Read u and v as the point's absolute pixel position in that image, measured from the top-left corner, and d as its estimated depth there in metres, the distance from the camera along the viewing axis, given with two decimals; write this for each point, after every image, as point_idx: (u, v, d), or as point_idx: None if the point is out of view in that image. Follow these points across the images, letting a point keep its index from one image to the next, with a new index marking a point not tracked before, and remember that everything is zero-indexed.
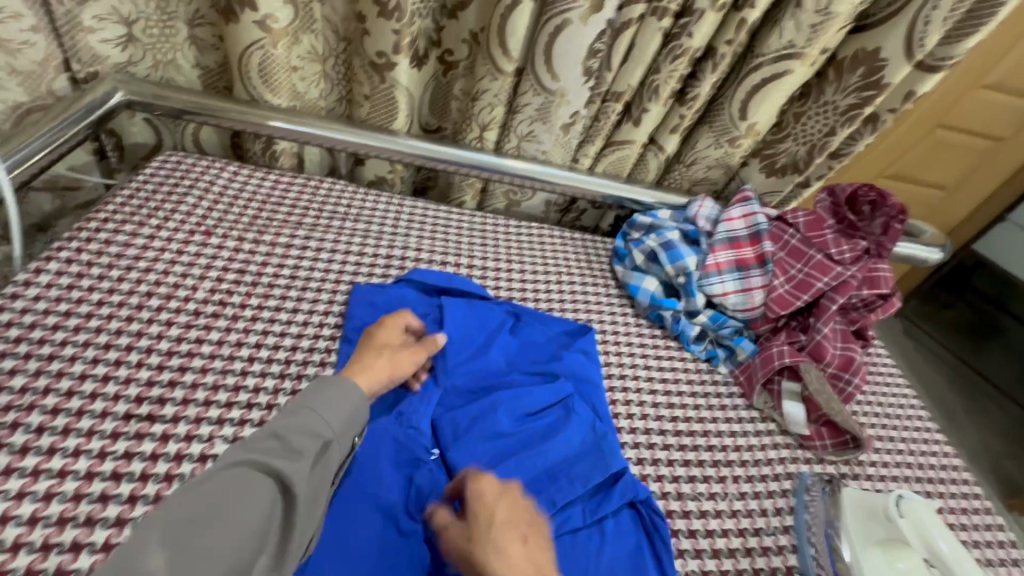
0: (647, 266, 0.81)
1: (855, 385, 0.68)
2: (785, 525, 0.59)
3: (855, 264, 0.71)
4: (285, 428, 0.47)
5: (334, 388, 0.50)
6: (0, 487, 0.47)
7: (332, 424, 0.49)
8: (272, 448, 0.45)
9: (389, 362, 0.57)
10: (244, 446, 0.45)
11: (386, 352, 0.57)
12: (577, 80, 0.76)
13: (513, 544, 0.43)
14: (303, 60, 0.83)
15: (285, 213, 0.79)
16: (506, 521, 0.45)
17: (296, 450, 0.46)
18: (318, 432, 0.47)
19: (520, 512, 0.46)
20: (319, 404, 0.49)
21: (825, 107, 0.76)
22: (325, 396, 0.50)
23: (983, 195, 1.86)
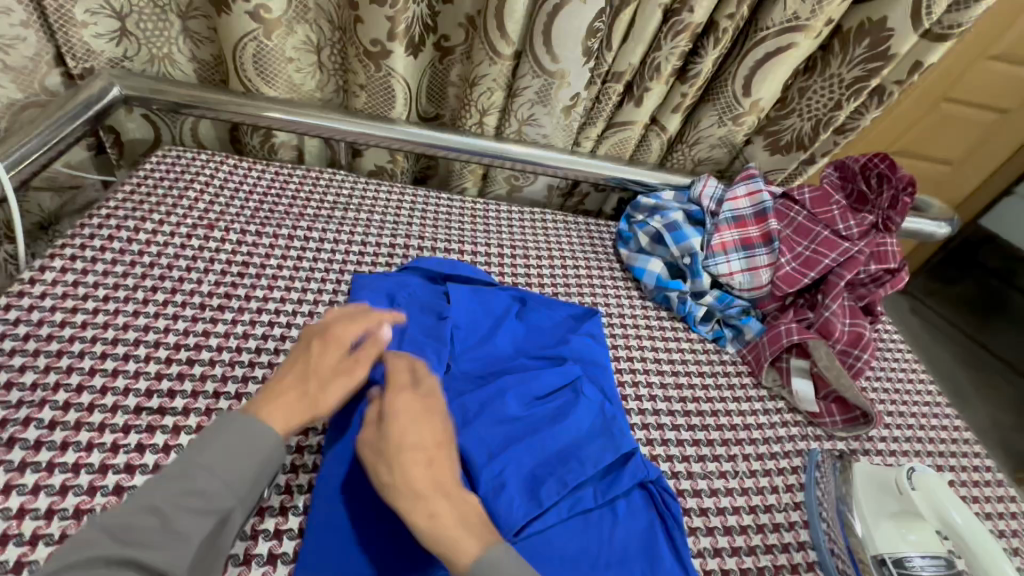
0: (652, 248, 0.80)
1: (864, 360, 0.68)
2: (796, 501, 0.60)
3: (862, 239, 0.71)
4: (171, 503, 0.39)
5: (241, 445, 0.42)
6: (16, 482, 0.47)
7: (235, 494, 0.41)
8: (150, 530, 0.38)
9: (310, 390, 0.48)
10: (114, 524, 0.37)
11: (312, 376, 0.49)
12: (576, 60, 0.75)
13: (422, 467, 0.44)
14: (298, 51, 0.81)
15: (287, 204, 0.79)
16: (417, 444, 0.46)
17: (183, 535, 0.38)
18: (213, 509, 0.40)
19: (433, 437, 0.47)
20: (219, 468, 0.41)
21: (831, 81, 0.74)
22: (229, 456, 0.41)
23: (989, 169, 1.84)
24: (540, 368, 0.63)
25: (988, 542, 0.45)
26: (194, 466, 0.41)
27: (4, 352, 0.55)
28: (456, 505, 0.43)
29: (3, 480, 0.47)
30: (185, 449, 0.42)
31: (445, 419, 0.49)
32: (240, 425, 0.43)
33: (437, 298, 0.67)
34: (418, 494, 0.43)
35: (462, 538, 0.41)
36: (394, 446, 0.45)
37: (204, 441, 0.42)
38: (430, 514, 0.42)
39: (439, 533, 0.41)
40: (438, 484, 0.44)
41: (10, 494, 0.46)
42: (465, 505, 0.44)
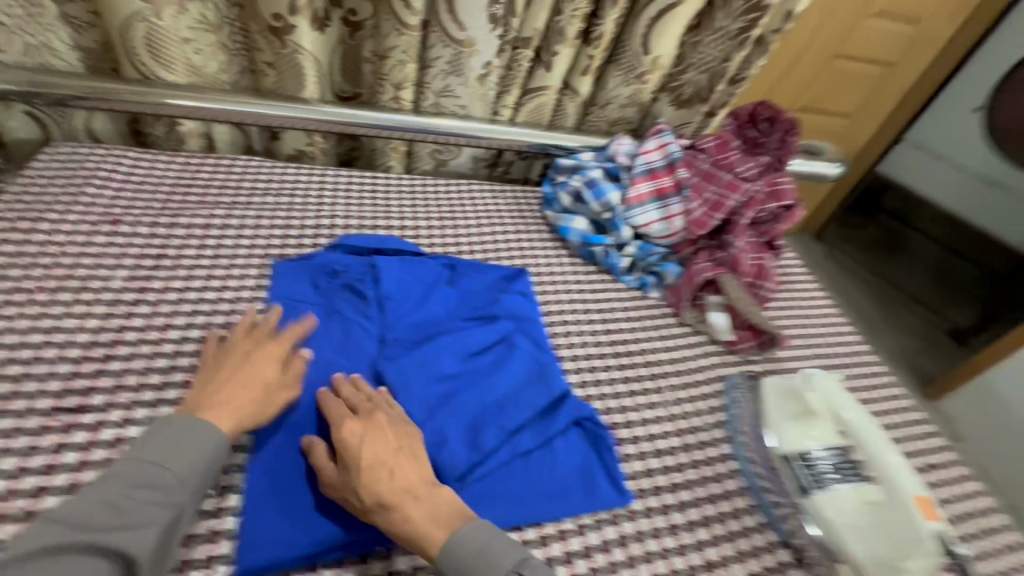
0: (575, 207, 0.84)
1: (769, 290, 0.75)
2: (718, 420, 0.65)
3: (760, 179, 0.77)
4: (123, 494, 0.41)
5: (185, 439, 0.45)
6: None
7: (186, 483, 0.44)
8: (108, 515, 0.40)
9: (259, 391, 0.51)
10: (68, 521, 0.39)
11: (252, 379, 0.51)
12: (482, 27, 0.76)
13: (383, 478, 0.47)
14: (195, 31, 0.77)
15: (201, 193, 0.76)
16: (372, 456, 0.47)
17: (141, 518, 0.41)
18: (165, 497, 0.42)
19: (389, 444, 0.49)
20: (166, 459, 0.44)
21: (718, 34, 0.80)
22: (174, 448, 0.45)
23: (882, 117, 1.99)
24: (473, 328, 0.65)
25: (876, 433, 0.55)
26: (140, 461, 0.44)
27: None
28: (424, 503, 0.46)
29: None
30: (132, 448, 0.45)
31: (395, 427, 0.51)
32: (180, 422, 0.46)
33: (366, 271, 0.67)
34: (384, 505, 0.45)
35: (435, 534, 0.45)
36: (354, 467, 0.47)
37: (144, 444, 0.45)
38: (401, 518, 0.45)
39: (412, 535, 0.45)
40: (402, 488, 0.47)
41: None
42: (431, 502, 0.47)
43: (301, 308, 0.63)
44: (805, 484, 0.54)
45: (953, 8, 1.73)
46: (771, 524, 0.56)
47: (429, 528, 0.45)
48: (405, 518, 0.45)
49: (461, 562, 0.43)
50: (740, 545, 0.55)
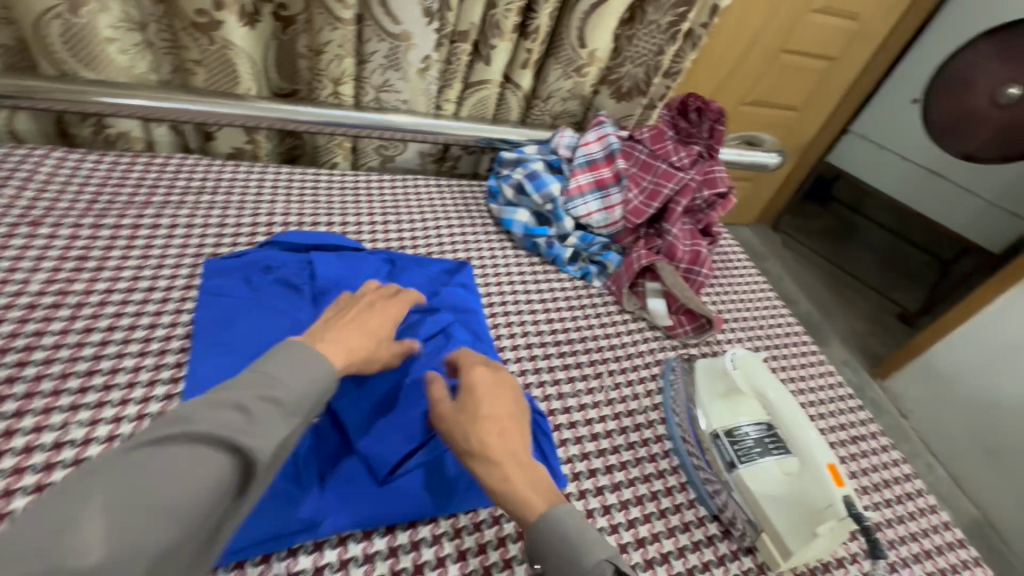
0: (518, 199, 0.85)
1: (704, 275, 0.78)
2: (654, 403, 0.67)
3: (693, 168, 0.80)
4: (252, 399, 0.39)
5: (294, 363, 0.44)
6: None
7: (299, 402, 0.42)
8: (241, 420, 0.38)
9: (372, 338, 0.54)
10: (206, 412, 0.37)
11: (369, 327, 0.55)
12: (417, 21, 0.76)
13: (495, 434, 0.51)
14: (117, 30, 0.75)
15: (129, 193, 0.74)
16: (493, 413, 0.52)
17: (265, 427, 0.39)
18: (285, 411, 0.41)
19: (503, 408, 0.54)
20: (287, 376, 0.43)
21: (651, 27, 0.82)
22: (292, 369, 0.43)
23: (823, 115, 2.08)
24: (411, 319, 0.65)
25: (794, 408, 0.56)
26: (260, 372, 0.42)
27: None
28: (525, 471, 0.50)
29: None
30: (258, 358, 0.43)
31: (509, 395, 0.56)
32: (302, 350, 0.45)
33: (302, 266, 0.66)
34: (493, 460, 0.49)
35: (535, 501, 0.48)
36: (479, 420, 0.52)
37: (268, 357, 0.43)
38: (501, 475, 0.49)
39: (513, 497, 0.48)
40: (506, 449, 0.50)
41: None
42: (530, 471, 0.50)
43: (229, 304, 0.61)
44: (732, 459, 0.56)
45: (888, 4, 1.82)
46: (701, 500, 0.58)
47: (531, 494, 0.48)
48: (507, 479, 0.49)
49: (550, 533, 0.45)
50: (672, 521, 0.57)
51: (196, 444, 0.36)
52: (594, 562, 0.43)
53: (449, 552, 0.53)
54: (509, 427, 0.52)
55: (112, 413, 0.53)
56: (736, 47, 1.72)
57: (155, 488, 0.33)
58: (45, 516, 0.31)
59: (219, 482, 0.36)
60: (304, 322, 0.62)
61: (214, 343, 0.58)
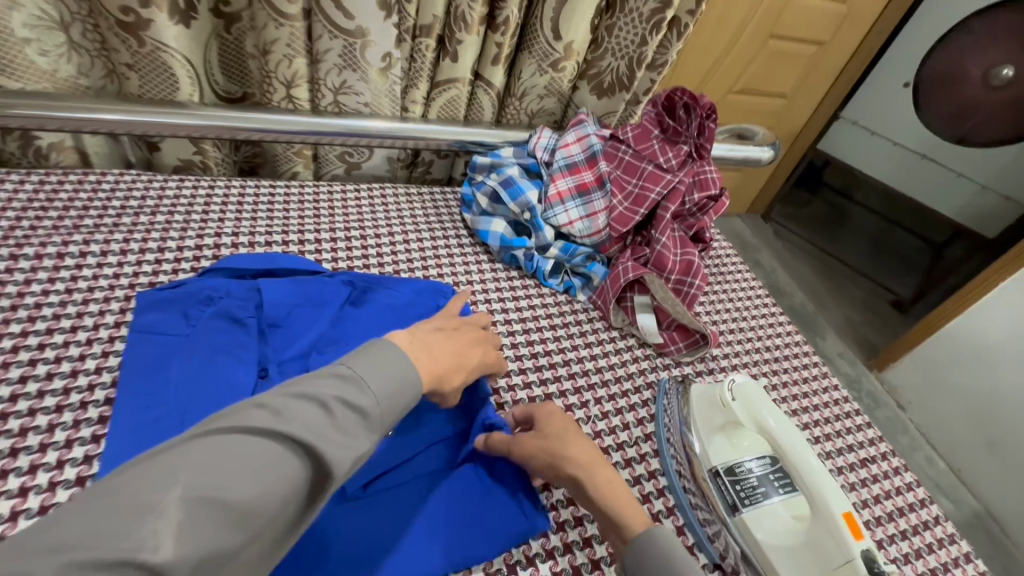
0: (493, 208, 0.78)
1: (696, 287, 0.71)
2: (646, 433, 0.61)
3: (681, 170, 0.74)
4: (334, 404, 0.37)
5: (387, 370, 0.42)
6: None
7: (382, 417, 0.40)
8: (325, 420, 0.36)
9: (459, 371, 0.52)
10: (289, 408, 0.35)
11: (465, 360, 0.53)
12: (373, 15, 0.68)
13: (581, 442, 0.52)
14: (35, 30, 0.67)
15: (52, 217, 0.66)
16: (569, 422, 0.54)
17: (348, 433, 0.37)
18: (367, 424, 0.39)
19: (572, 421, 0.55)
20: (377, 388, 0.40)
21: (632, 17, 0.75)
22: (379, 375, 0.41)
23: (812, 106, 2.01)
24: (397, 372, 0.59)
25: (800, 442, 0.48)
26: (350, 374, 0.40)
27: None
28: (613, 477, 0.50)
29: None
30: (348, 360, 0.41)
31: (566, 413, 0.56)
32: (392, 356, 0.43)
33: (248, 294, 0.59)
34: (587, 463, 0.50)
35: (636, 512, 0.46)
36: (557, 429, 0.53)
37: (362, 364, 0.41)
38: (605, 481, 0.48)
39: (616, 502, 0.47)
40: (591, 458, 0.51)
41: None
42: (610, 481, 0.49)
43: (161, 343, 0.54)
44: (733, 501, 0.50)
45: None
46: (700, 546, 0.53)
47: (633, 512, 0.47)
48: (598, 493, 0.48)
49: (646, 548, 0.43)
50: None
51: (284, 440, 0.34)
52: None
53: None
54: (583, 437, 0.53)
55: (18, 484, 0.46)
56: (723, 35, 1.66)
57: (235, 482, 0.31)
58: (117, 498, 0.28)
59: (293, 485, 0.34)
60: (249, 359, 0.55)
61: (144, 391, 0.51)
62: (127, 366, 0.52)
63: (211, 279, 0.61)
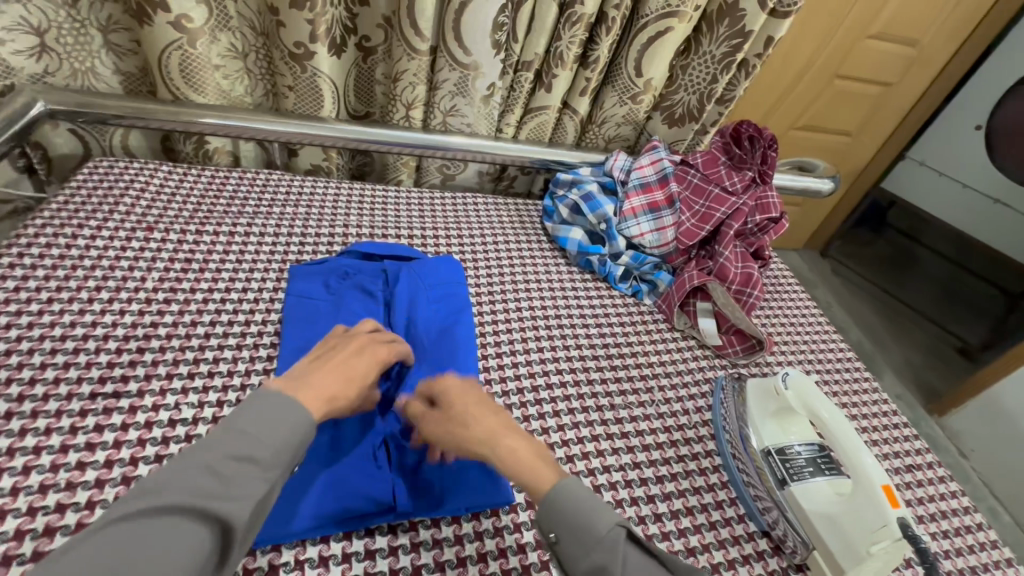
0: (573, 219, 0.89)
1: (755, 296, 0.79)
2: (704, 419, 0.69)
3: (745, 193, 0.82)
4: (220, 460, 0.40)
5: (276, 412, 0.44)
6: (7, 464, 0.51)
7: (272, 459, 0.42)
8: (212, 483, 0.39)
9: (355, 385, 0.52)
10: (174, 483, 0.39)
11: (353, 373, 0.52)
12: (487, 53, 0.82)
13: (473, 423, 0.51)
14: (224, 58, 0.85)
15: (224, 204, 0.83)
16: (462, 401, 0.53)
17: (239, 488, 0.40)
18: (259, 467, 0.42)
19: (474, 396, 0.54)
20: (260, 432, 0.43)
21: (705, 58, 0.86)
22: (267, 420, 0.44)
23: (875, 145, 2.03)
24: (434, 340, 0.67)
25: (847, 428, 0.55)
26: (235, 428, 0.43)
27: None
28: (520, 442, 0.50)
29: None
30: (226, 417, 0.44)
31: (463, 387, 0.55)
32: (275, 396, 0.45)
33: (375, 274, 0.73)
34: (484, 440, 0.50)
35: (542, 471, 0.48)
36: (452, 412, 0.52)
37: (245, 413, 0.44)
38: (507, 450, 0.49)
39: (519, 470, 0.48)
40: (490, 433, 0.50)
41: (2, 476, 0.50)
42: (507, 449, 0.49)
43: (311, 305, 0.69)
44: (783, 476, 0.58)
45: (950, 31, 1.77)
46: (751, 516, 0.60)
47: (539, 471, 0.48)
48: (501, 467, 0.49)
49: (558, 507, 0.45)
50: (722, 534, 0.58)
51: (172, 518, 0.37)
52: (608, 527, 0.43)
53: (513, 566, 0.53)
54: (483, 413, 0.52)
55: (215, 399, 0.60)
56: (787, 75, 1.73)
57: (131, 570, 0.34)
58: None
59: (196, 554, 0.37)
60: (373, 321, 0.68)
61: (305, 337, 0.65)
62: (288, 320, 0.67)
63: (345, 259, 0.75)
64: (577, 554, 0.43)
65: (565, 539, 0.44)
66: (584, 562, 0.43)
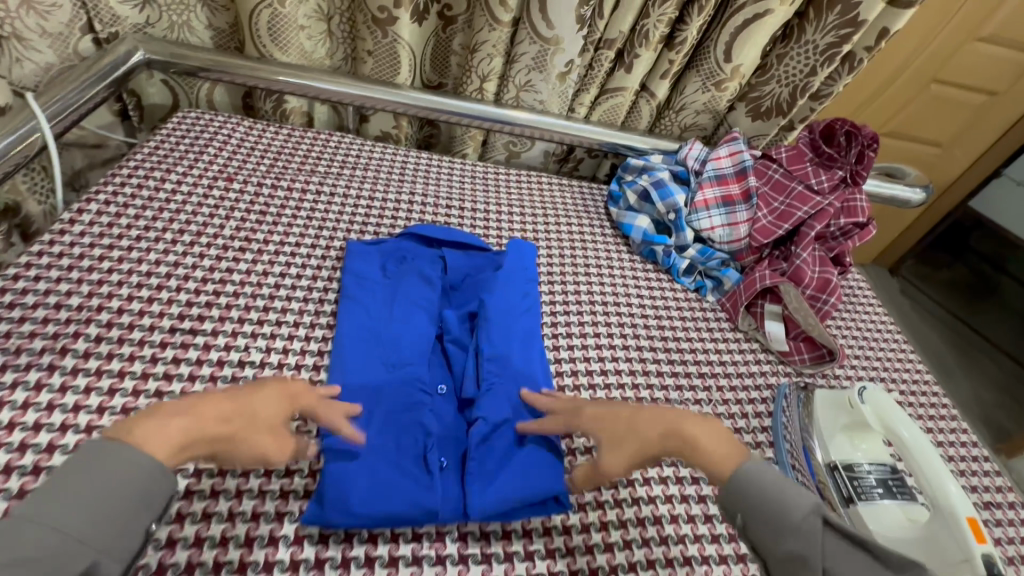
0: (640, 206, 0.87)
1: (831, 304, 0.74)
2: (763, 425, 0.65)
3: (832, 193, 0.77)
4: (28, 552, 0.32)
5: (117, 471, 0.37)
6: (94, 385, 0.55)
7: (109, 531, 0.35)
8: None
9: (247, 421, 0.45)
10: None
11: (248, 410, 0.46)
12: (570, 27, 0.79)
13: (624, 425, 0.53)
14: (309, 19, 0.86)
15: (299, 161, 0.86)
16: (611, 420, 0.54)
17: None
18: (96, 540, 0.35)
19: (616, 412, 0.55)
20: (84, 509, 0.35)
21: (806, 47, 0.79)
22: (102, 487, 0.36)
23: (971, 158, 1.85)
24: (491, 342, 0.64)
25: (931, 451, 0.51)
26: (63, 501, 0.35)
27: (60, 280, 0.62)
28: (697, 426, 0.48)
29: (83, 383, 0.55)
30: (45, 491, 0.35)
31: (611, 409, 0.56)
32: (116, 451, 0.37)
33: (433, 260, 0.73)
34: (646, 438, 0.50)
35: (720, 455, 0.46)
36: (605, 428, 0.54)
37: (62, 487, 0.35)
38: (679, 438, 0.48)
39: (701, 455, 0.46)
40: (661, 428, 0.49)
41: (90, 394, 0.54)
42: (702, 424, 0.48)
43: (367, 286, 0.68)
44: (849, 494, 0.56)
45: None
46: None
47: (717, 448, 0.46)
48: (684, 438, 0.47)
49: (756, 489, 0.43)
50: None
51: None
52: (802, 514, 0.41)
53: (558, 546, 0.54)
54: (627, 421, 0.53)
55: (281, 346, 0.63)
56: (880, 75, 1.61)
57: None
58: None
59: None
60: (432, 310, 0.67)
61: (365, 318, 0.65)
62: (345, 299, 0.66)
63: (401, 241, 0.75)
64: (771, 543, 0.41)
65: (754, 524, 0.42)
66: (779, 552, 0.41)
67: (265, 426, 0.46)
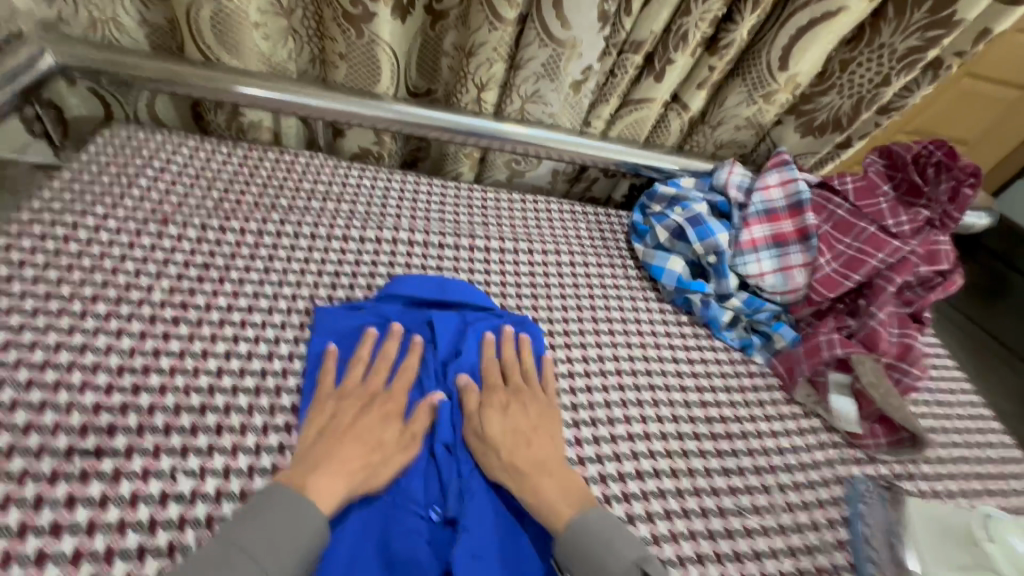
0: (672, 244, 0.71)
1: (914, 376, 0.61)
2: (839, 540, 0.53)
3: (914, 238, 0.63)
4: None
5: (288, 519, 0.41)
6: None
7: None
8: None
9: (373, 457, 0.48)
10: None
11: (372, 444, 0.49)
12: (589, 26, 0.64)
13: (523, 445, 0.51)
14: (265, 15, 0.69)
15: (255, 191, 0.68)
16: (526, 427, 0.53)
17: None
18: None
19: (529, 418, 0.54)
20: (256, 548, 0.39)
21: (879, 52, 0.65)
22: (270, 536, 0.40)
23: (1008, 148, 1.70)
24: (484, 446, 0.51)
25: None
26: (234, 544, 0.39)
27: None
28: (555, 480, 0.49)
29: None
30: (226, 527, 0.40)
31: (539, 407, 0.55)
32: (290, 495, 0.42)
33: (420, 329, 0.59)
34: (519, 468, 0.50)
35: (561, 507, 0.47)
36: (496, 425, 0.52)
37: (246, 520, 0.40)
38: (533, 487, 0.48)
39: (541, 498, 0.48)
40: (535, 460, 0.50)
41: None
42: (560, 477, 0.49)
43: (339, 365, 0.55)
44: None
45: None
46: None
47: (563, 498, 0.48)
48: (537, 486, 0.48)
49: (585, 534, 0.44)
50: None
51: None
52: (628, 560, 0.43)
53: None
54: (536, 447, 0.51)
55: (222, 465, 0.47)
56: None
57: None
58: None
59: None
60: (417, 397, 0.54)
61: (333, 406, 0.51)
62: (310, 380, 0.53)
63: (387, 304, 0.60)
64: None
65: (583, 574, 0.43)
66: None
67: (391, 452, 0.50)
